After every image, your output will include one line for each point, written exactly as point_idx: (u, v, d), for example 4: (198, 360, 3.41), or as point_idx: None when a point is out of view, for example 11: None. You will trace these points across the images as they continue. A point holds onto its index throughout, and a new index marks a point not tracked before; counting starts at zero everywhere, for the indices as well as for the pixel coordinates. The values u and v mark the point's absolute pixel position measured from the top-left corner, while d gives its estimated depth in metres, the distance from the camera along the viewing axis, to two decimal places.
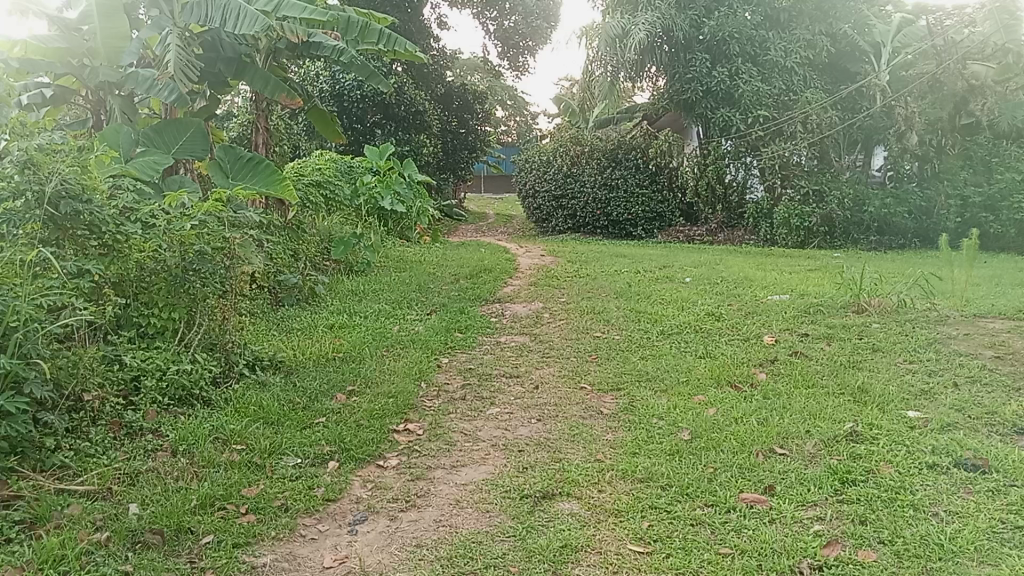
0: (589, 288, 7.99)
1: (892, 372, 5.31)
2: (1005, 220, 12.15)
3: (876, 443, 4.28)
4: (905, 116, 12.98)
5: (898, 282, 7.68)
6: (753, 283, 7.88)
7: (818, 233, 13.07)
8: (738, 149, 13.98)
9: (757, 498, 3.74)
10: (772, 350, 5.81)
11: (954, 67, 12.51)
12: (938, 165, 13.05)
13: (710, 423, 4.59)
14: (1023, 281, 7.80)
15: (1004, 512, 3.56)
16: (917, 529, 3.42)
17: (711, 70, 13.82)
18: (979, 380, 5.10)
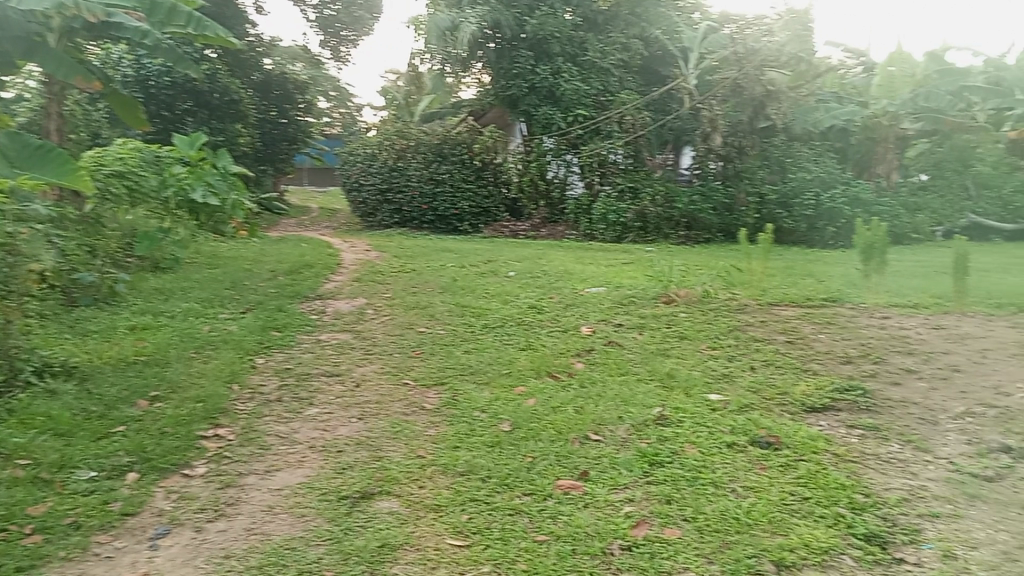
0: (415, 283, 7.96)
1: (696, 359, 5.64)
2: (796, 216, 12.89)
3: (682, 425, 4.54)
4: (710, 118, 13.44)
5: (703, 273, 8.22)
6: (572, 276, 8.14)
7: (631, 228, 13.48)
8: (559, 147, 14.35)
9: (572, 485, 3.86)
10: (588, 340, 6.02)
11: (753, 73, 13.24)
12: (739, 164, 13.45)
13: (530, 413, 4.70)
14: (809, 271, 8.56)
15: (793, 485, 3.90)
16: (717, 505, 3.68)
17: (534, 67, 14.37)
18: (773, 364, 5.54)
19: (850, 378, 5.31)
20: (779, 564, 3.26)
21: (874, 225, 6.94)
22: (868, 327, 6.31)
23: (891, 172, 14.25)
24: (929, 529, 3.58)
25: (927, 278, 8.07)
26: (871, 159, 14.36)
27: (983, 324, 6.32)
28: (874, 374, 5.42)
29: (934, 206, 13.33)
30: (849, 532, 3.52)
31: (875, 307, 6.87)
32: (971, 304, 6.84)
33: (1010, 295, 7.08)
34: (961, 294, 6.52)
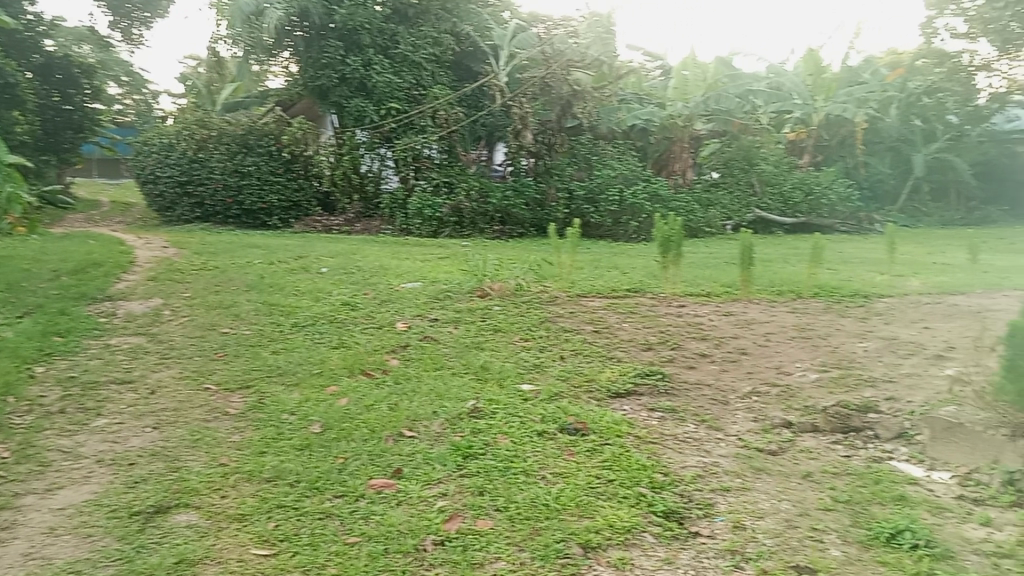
0: (218, 282, 7.55)
1: (510, 351, 5.75)
2: (602, 211, 13.38)
3: (494, 417, 4.61)
4: (520, 115, 13.80)
5: (515, 266, 8.42)
6: (387, 272, 8.06)
7: (447, 223, 13.55)
8: (372, 141, 14.19)
9: (385, 483, 3.82)
10: (403, 336, 5.98)
11: (560, 72, 13.76)
12: (549, 161, 13.97)
13: (342, 413, 4.59)
14: (613, 263, 8.99)
15: (599, 469, 4.07)
16: (527, 493, 3.77)
17: (344, 58, 14.01)
18: (581, 353, 5.77)
19: (651, 364, 5.63)
20: (585, 546, 3.39)
21: (671, 219, 7.40)
22: (667, 315, 6.71)
23: (687, 170, 15.17)
24: (722, 503, 3.89)
25: (717, 269, 8.71)
26: (670, 157, 15.18)
27: (766, 310, 6.91)
28: (672, 359, 5.77)
29: (724, 203, 14.31)
30: (650, 510, 3.73)
31: (672, 296, 7.32)
32: (756, 291, 7.47)
33: (789, 282, 7.79)
34: (747, 282, 7.09)
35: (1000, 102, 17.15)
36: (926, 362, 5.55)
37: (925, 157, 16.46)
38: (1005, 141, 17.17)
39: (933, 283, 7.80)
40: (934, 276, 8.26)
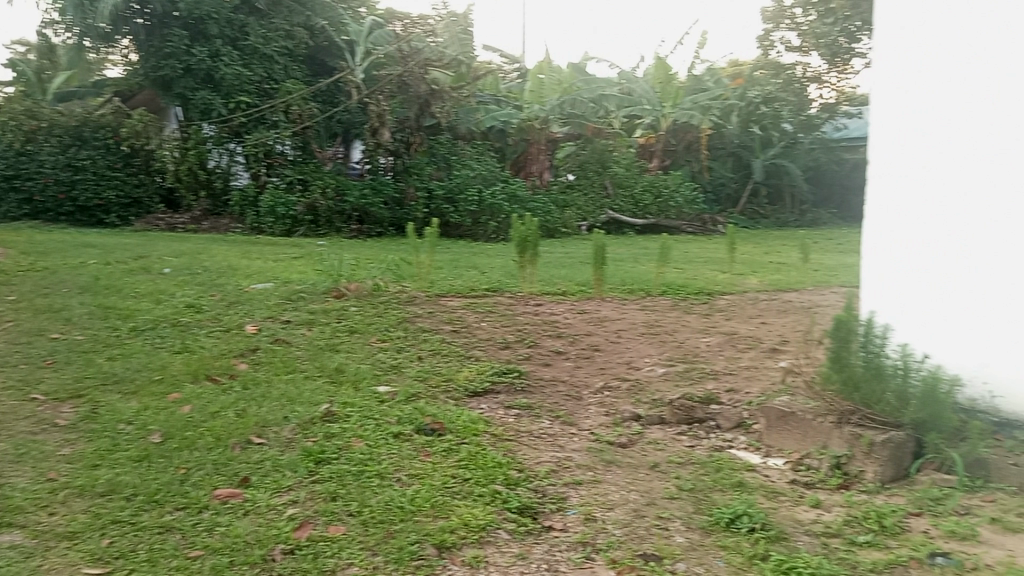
0: (47, 283, 7.03)
1: (366, 352, 5.67)
2: (461, 211, 13.40)
3: (349, 420, 4.53)
4: (377, 113, 13.48)
5: (373, 267, 8.30)
6: (236, 272, 7.73)
7: (302, 222, 13.20)
8: (220, 135, 13.60)
9: (231, 492, 3.68)
10: (253, 339, 5.76)
11: (417, 71, 13.53)
12: (407, 160, 13.86)
13: (184, 421, 4.37)
14: (473, 263, 9.05)
15: (455, 468, 4.08)
16: (382, 496, 3.73)
17: (189, 48, 13.23)
18: (439, 352, 5.76)
19: (507, 362, 5.69)
20: (440, 547, 3.38)
21: (528, 219, 7.49)
22: (524, 314, 6.81)
23: (544, 172, 15.33)
24: (574, 496, 3.99)
25: (573, 268, 8.92)
26: (526, 159, 15.31)
27: (619, 308, 7.15)
28: (529, 357, 5.86)
29: (579, 204, 14.81)
30: (504, 507, 3.77)
31: (530, 295, 7.42)
32: (609, 290, 7.70)
33: (639, 281, 8.07)
34: (600, 281, 7.28)
35: (829, 113, 18.67)
36: (763, 356, 5.92)
37: (763, 162, 17.50)
38: (832, 148, 18.63)
39: (770, 281, 8.30)
40: (771, 274, 8.80)
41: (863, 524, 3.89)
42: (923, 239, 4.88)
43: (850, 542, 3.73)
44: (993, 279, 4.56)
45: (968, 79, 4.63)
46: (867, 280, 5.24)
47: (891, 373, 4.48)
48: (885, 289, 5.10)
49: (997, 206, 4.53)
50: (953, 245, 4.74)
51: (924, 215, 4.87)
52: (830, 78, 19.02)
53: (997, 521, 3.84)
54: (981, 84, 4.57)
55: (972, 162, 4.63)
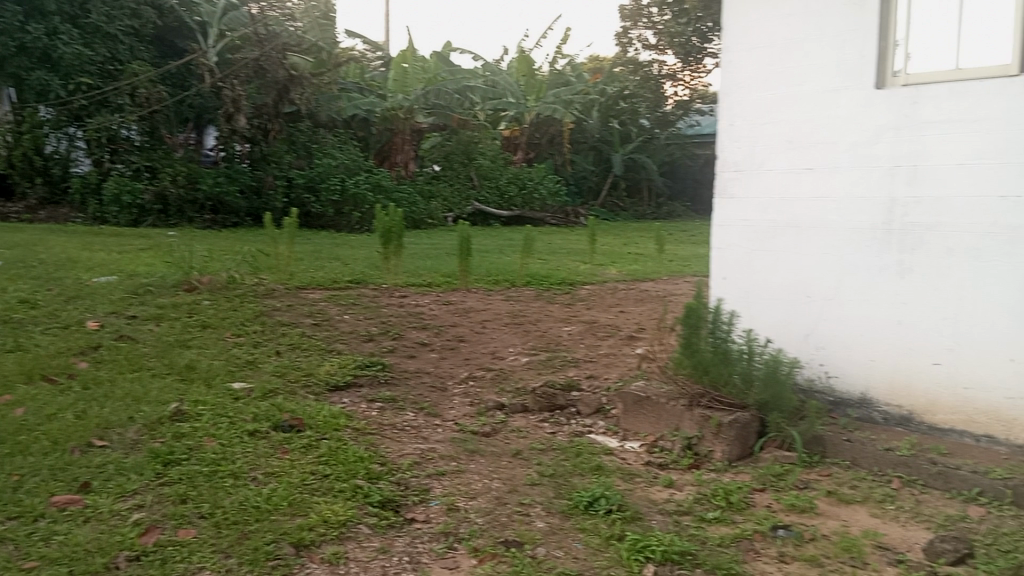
0: None
1: (220, 347, 5.45)
2: (323, 201, 13.13)
3: (201, 419, 4.34)
4: (233, 98, 12.81)
5: (228, 259, 7.96)
6: (75, 265, 7.25)
7: (151, 211, 12.52)
8: (59, 119, 12.70)
9: (70, 499, 3.44)
10: (95, 336, 5.41)
11: (275, 55, 12.96)
12: (265, 148, 13.40)
13: (16, 425, 4.05)
14: (335, 254, 8.88)
15: (314, 464, 3.98)
16: (236, 496, 3.59)
17: (22, 25, 12.12)
18: (298, 347, 5.60)
19: (371, 355, 5.62)
20: (297, 545, 3.29)
21: (392, 210, 7.42)
22: (388, 306, 6.74)
23: (409, 162, 15.38)
24: (437, 487, 4.00)
25: (437, 259, 8.92)
26: (392, 148, 15.28)
27: (483, 298, 7.20)
28: (393, 349, 5.81)
29: (445, 194, 14.86)
30: (365, 501, 3.72)
31: (394, 287, 7.34)
32: (474, 281, 7.73)
33: (503, 272, 8.16)
34: (465, 272, 7.30)
35: (683, 110, 19.52)
36: (621, 343, 6.13)
37: (623, 156, 18.02)
38: (686, 144, 19.50)
39: (628, 272, 8.59)
40: (629, 265, 9.11)
41: (712, 501, 4.10)
42: (768, 233, 5.18)
43: (700, 519, 3.93)
44: (828, 268, 4.90)
45: (810, 79, 4.93)
46: (715, 267, 5.50)
47: (737, 357, 4.76)
48: (743, 288, 5.34)
49: (832, 201, 4.86)
50: (793, 236, 5.06)
51: (769, 210, 5.17)
52: (684, 76, 19.83)
53: (832, 493, 4.15)
54: (821, 85, 4.88)
55: (812, 158, 4.94)
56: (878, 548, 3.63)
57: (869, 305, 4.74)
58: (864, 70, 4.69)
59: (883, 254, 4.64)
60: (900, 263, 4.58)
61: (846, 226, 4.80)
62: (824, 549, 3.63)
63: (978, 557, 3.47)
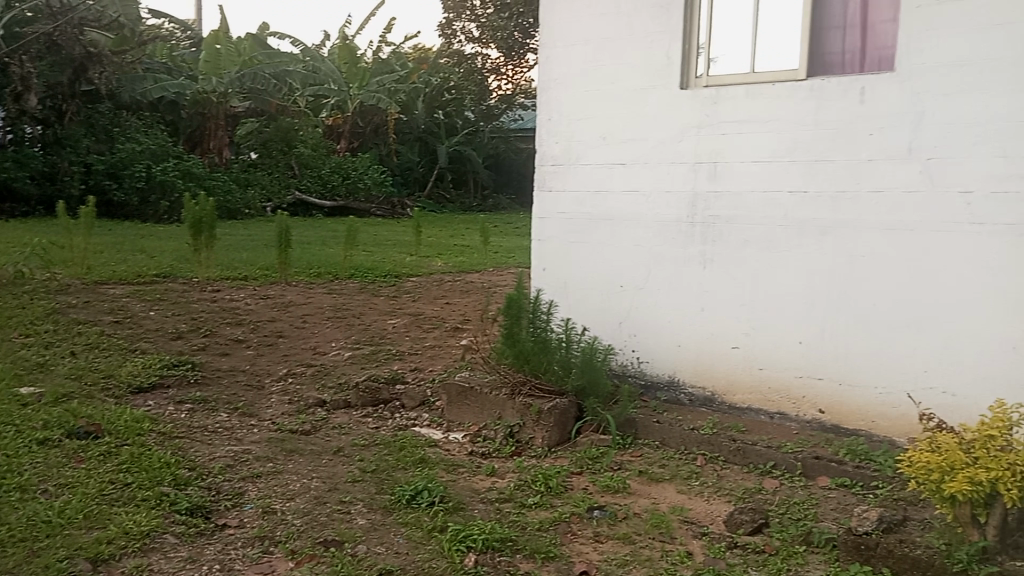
0: None
1: (4, 350, 4.95)
2: (126, 188, 12.31)
3: None
4: (21, 76, 11.39)
5: (14, 252, 7.23)
6: None
7: None
8: None
9: None
10: None
11: (72, 31, 11.78)
12: (59, 130, 12.32)
13: None
14: (140, 246, 8.30)
15: (115, 473, 3.70)
16: (23, 512, 3.27)
17: None
18: (97, 347, 5.19)
19: (180, 354, 5.31)
20: (94, 560, 3.05)
21: (203, 199, 7.05)
22: (200, 301, 6.38)
23: (223, 149, 14.56)
24: (251, 490, 3.83)
25: (254, 251, 8.56)
26: (204, 133, 14.51)
27: (304, 292, 6.99)
28: (204, 347, 5.52)
29: (263, 183, 14.29)
30: (171, 509, 3.50)
31: (207, 281, 6.97)
32: (294, 274, 7.48)
33: (326, 265, 7.95)
34: (284, 265, 7.05)
35: (507, 104, 19.87)
36: (446, 335, 6.15)
37: (448, 149, 18.08)
38: (510, 137, 19.87)
39: (454, 264, 8.63)
40: (456, 256, 9.16)
41: (532, 487, 4.20)
42: (585, 224, 5.37)
43: (521, 505, 4.01)
44: (638, 259, 5.15)
45: (622, 77, 5.14)
46: (535, 259, 5.64)
47: (555, 346, 4.89)
48: (562, 278, 5.52)
49: (643, 194, 5.10)
50: (607, 228, 5.27)
51: (585, 202, 5.36)
52: (508, 71, 20.20)
53: (644, 473, 4.38)
54: (632, 83, 5.10)
55: (624, 153, 5.17)
56: (685, 523, 3.87)
57: (675, 294, 5.02)
58: (670, 71, 4.95)
59: (689, 245, 4.93)
60: (703, 254, 4.89)
61: (655, 218, 5.06)
62: (635, 527, 3.83)
63: (772, 526, 3.76)
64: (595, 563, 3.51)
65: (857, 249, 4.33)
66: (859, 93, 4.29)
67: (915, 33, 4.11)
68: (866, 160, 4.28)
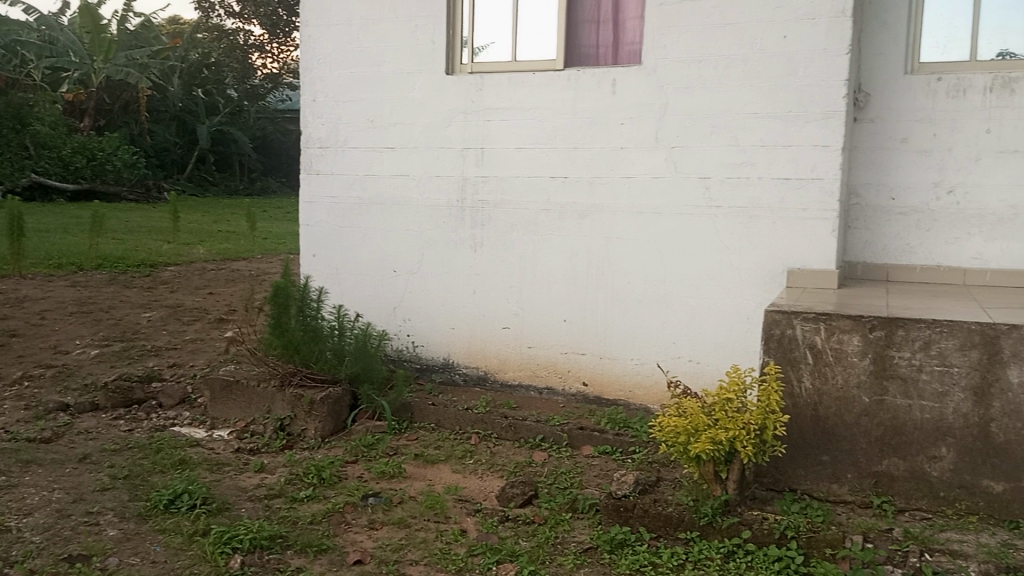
0: None
1: None
2: None
3: None
4: None
5: None
6: None
7: None
8: None
9: None
10: None
11: None
12: None
13: None
14: None
15: None
16: None
17: None
18: None
19: None
20: None
21: None
22: None
23: None
24: None
25: None
26: None
27: (41, 285, 6.28)
28: None
29: None
30: None
31: None
32: (29, 266, 6.71)
33: (68, 254, 7.20)
34: (16, 256, 6.30)
35: (271, 84, 19.30)
36: (209, 327, 5.80)
37: (209, 128, 16.96)
38: (277, 118, 19.08)
39: (217, 251, 8.16)
40: (220, 243, 8.68)
41: (304, 480, 4.07)
42: (355, 208, 5.27)
43: (291, 500, 3.87)
44: (410, 244, 5.14)
45: (388, 60, 5.08)
46: (305, 244, 5.45)
47: (327, 334, 4.75)
48: (333, 263, 5.38)
49: (412, 178, 5.09)
50: (378, 213, 5.21)
51: (354, 186, 5.25)
52: (272, 49, 19.61)
53: (419, 456, 4.39)
54: (397, 67, 5.06)
55: (392, 137, 5.11)
56: (459, 501, 3.93)
57: (447, 277, 5.07)
58: (436, 55, 4.96)
59: (458, 228, 5.00)
60: (472, 238, 4.97)
61: (425, 203, 5.07)
62: (410, 510, 3.83)
63: (541, 497, 3.92)
64: (370, 550, 3.46)
65: (613, 230, 4.60)
66: (611, 84, 4.55)
67: (657, 29, 4.43)
68: (619, 148, 4.55)
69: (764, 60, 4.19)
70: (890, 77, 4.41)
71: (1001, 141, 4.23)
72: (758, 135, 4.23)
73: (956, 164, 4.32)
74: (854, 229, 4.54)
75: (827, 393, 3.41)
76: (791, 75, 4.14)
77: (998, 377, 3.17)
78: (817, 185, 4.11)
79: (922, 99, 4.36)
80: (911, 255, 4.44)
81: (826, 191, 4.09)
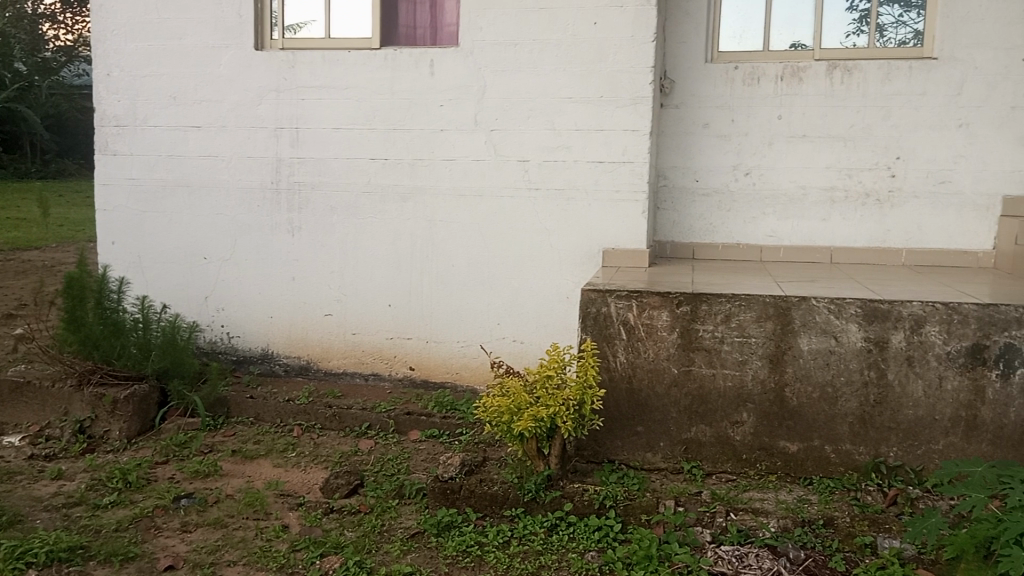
0: None
1: None
2: None
3: None
4: None
5: None
6: None
7: None
8: None
9: None
10: None
11: None
12: None
13: None
14: None
15: None
16: None
17: None
18: None
19: None
20: None
21: None
22: None
23: None
24: None
25: None
26: None
27: None
28: None
29: None
30: None
31: None
32: None
33: None
34: None
35: (65, 56, 18.40)
36: None
37: None
38: (73, 94, 17.50)
39: (4, 241, 7.40)
40: (7, 232, 7.86)
41: (108, 485, 3.78)
42: (160, 191, 4.92)
43: (94, 507, 3.59)
44: (222, 229, 4.88)
45: (190, 33, 4.77)
46: (102, 230, 5.04)
47: (130, 328, 4.43)
48: (136, 250, 5.02)
49: (222, 159, 4.82)
50: (185, 196, 4.90)
51: (156, 167, 4.91)
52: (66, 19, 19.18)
53: (236, 452, 4.19)
54: (202, 41, 4.77)
55: (198, 116, 4.82)
56: (280, 496, 3.79)
57: (264, 264, 4.86)
58: (243, 30, 4.72)
59: (274, 212, 4.80)
60: (290, 222, 4.78)
61: (237, 186, 4.82)
62: (227, 510, 3.65)
63: (367, 485, 3.85)
64: (183, 555, 3.26)
65: (435, 213, 4.58)
66: (429, 66, 4.51)
67: (473, 11, 4.41)
68: (439, 130, 4.52)
69: (576, 45, 4.29)
70: (693, 64, 4.64)
71: (791, 126, 4.56)
72: (573, 120, 4.33)
73: (752, 149, 4.62)
74: (664, 210, 4.76)
75: (640, 366, 3.56)
76: (604, 60, 4.25)
77: (790, 346, 3.42)
78: (628, 168, 4.27)
79: (721, 87, 4.62)
80: (715, 233, 4.71)
81: (637, 173, 4.26)
